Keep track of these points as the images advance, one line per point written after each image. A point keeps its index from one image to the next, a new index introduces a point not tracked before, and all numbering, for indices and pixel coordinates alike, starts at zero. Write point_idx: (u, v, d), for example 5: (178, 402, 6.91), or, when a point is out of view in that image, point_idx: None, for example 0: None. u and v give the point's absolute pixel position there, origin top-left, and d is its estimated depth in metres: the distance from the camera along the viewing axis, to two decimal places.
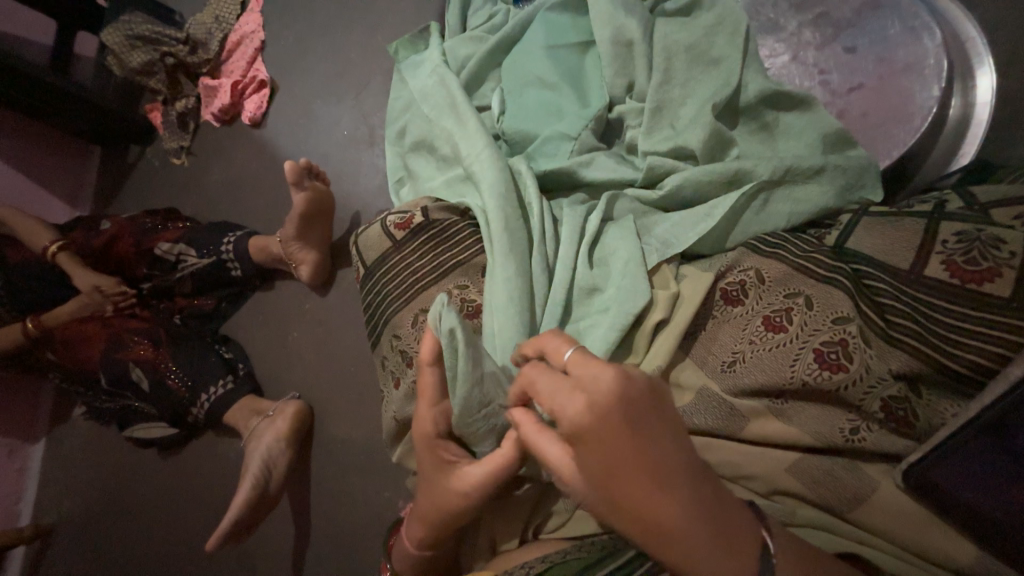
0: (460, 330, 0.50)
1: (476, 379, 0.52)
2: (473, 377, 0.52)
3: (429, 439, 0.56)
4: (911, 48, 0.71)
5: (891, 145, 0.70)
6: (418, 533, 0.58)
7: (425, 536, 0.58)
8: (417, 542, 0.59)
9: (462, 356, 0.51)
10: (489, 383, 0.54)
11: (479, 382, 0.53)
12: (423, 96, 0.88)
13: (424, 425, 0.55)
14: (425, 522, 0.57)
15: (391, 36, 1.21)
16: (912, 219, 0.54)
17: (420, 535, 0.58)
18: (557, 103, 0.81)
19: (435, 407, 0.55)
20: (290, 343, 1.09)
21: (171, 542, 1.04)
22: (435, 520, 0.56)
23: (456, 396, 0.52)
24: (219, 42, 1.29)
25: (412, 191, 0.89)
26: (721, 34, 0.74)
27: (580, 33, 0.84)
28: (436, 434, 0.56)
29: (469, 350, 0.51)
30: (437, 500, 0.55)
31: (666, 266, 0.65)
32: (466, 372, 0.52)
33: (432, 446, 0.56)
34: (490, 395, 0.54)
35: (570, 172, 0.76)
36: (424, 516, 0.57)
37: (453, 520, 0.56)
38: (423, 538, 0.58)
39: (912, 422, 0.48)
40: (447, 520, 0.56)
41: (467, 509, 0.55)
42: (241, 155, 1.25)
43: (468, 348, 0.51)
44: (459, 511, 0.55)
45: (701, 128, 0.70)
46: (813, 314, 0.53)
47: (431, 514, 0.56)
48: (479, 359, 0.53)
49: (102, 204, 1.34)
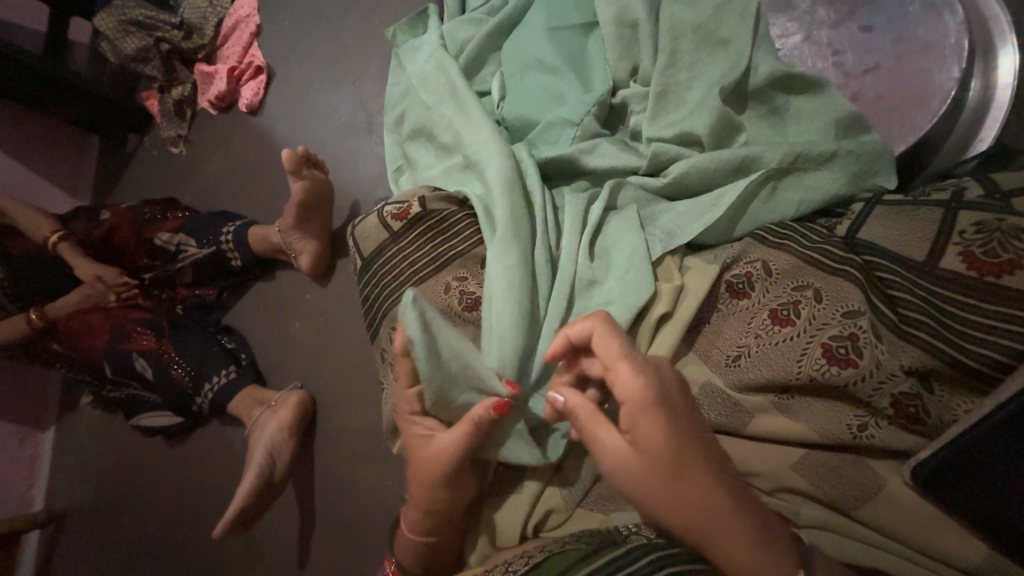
0: (419, 341, 0.52)
1: (438, 370, 0.55)
2: (438, 372, 0.55)
3: (410, 415, 0.60)
4: (931, 26, 0.67)
5: (907, 130, 0.67)
6: (415, 520, 0.58)
7: (420, 522, 0.57)
8: (415, 529, 0.58)
9: (424, 357, 0.53)
10: (459, 367, 0.55)
11: (444, 378, 0.55)
12: (421, 83, 0.86)
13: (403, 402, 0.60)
14: (416, 509, 0.57)
15: (389, 18, 1.17)
16: (928, 208, 0.52)
17: (416, 521, 0.58)
18: (560, 87, 0.78)
19: (412, 387, 0.59)
20: (292, 333, 1.09)
21: (179, 529, 1.06)
22: (428, 507, 0.56)
23: (427, 388, 0.55)
24: (215, 27, 1.26)
25: (411, 179, 0.87)
26: (731, 13, 0.71)
27: (584, 14, 0.81)
28: (414, 410, 0.60)
29: (431, 348, 0.54)
30: (422, 487, 0.55)
31: (670, 258, 0.63)
32: (430, 370, 0.54)
33: (411, 422, 0.60)
34: (457, 376, 0.56)
35: (571, 160, 0.73)
36: (410, 484, 0.58)
37: (447, 508, 0.56)
38: (419, 525, 0.58)
39: (923, 418, 0.47)
40: (436, 503, 0.55)
41: (460, 489, 0.56)
42: (240, 142, 1.23)
43: (428, 347, 0.53)
44: (444, 497, 0.55)
45: (707, 114, 0.67)
46: (822, 307, 0.51)
47: (423, 498, 0.56)
48: (444, 356, 0.55)
49: (102, 194, 1.33)
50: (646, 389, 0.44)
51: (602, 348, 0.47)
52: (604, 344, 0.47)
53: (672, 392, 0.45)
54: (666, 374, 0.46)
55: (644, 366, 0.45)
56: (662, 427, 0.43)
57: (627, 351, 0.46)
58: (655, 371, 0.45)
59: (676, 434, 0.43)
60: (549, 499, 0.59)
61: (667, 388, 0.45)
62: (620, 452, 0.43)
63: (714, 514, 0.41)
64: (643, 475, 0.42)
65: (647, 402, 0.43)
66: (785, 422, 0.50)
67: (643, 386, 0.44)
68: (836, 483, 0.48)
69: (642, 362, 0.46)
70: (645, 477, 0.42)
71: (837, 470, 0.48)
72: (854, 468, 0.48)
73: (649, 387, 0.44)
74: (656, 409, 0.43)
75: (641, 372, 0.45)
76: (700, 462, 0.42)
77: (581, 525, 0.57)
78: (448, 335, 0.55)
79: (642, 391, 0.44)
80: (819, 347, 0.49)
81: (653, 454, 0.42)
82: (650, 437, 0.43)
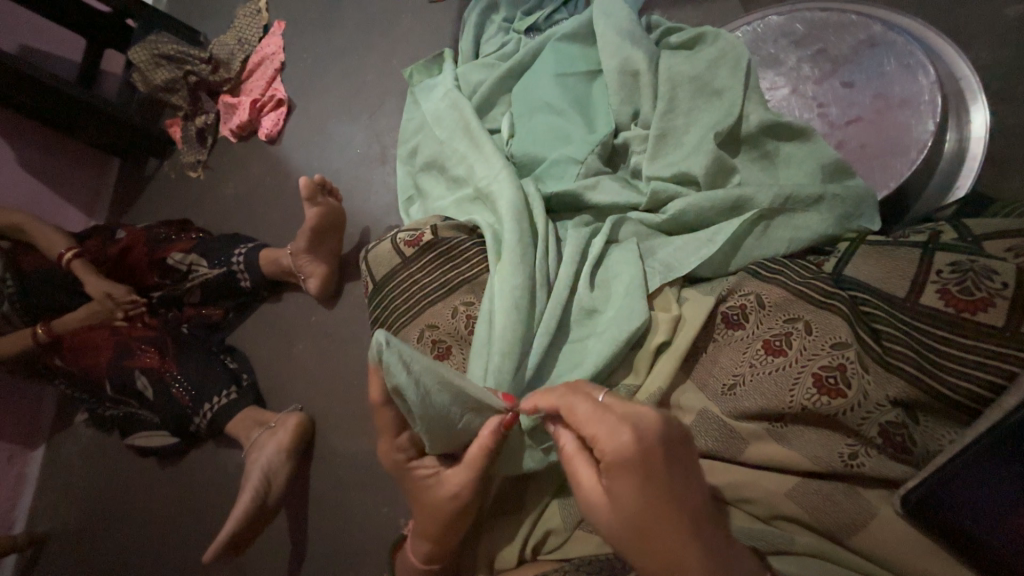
0: (403, 384, 0.51)
1: (430, 407, 0.53)
2: (427, 410, 0.53)
3: (410, 452, 0.61)
4: (906, 84, 0.73)
5: (889, 176, 0.71)
6: (421, 547, 0.59)
7: (428, 548, 0.59)
8: (423, 556, 0.60)
9: (412, 398, 0.51)
10: (449, 399, 0.54)
11: (436, 414, 0.54)
12: (436, 120, 0.92)
13: (395, 455, 0.60)
14: (424, 537, 0.59)
15: (406, 60, 1.25)
16: (907, 249, 0.55)
17: (423, 548, 0.59)
18: (566, 128, 0.84)
19: (401, 433, 0.60)
20: (296, 354, 1.11)
21: (165, 553, 1.04)
22: (438, 534, 0.57)
23: (422, 427, 0.54)
24: (241, 62, 1.35)
25: (422, 209, 0.92)
26: (723, 67, 0.78)
27: (589, 63, 0.88)
28: (408, 456, 0.61)
29: (416, 387, 0.51)
30: (432, 515, 0.57)
31: (668, 289, 0.66)
32: (420, 408, 0.53)
33: (408, 469, 0.61)
34: (452, 403, 0.54)
35: (575, 195, 0.78)
36: (416, 513, 0.60)
37: (455, 531, 0.58)
38: (426, 552, 0.60)
39: (910, 448, 0.49)
40: (444, 529, 0.57)
41: (462, 515, 0.57)
42: (257, 169, 1.29)
43: (414, 386, 0.51)
44: (453, 520, 0.57)
45: (703, 156, 0.72)
46: (812, 339, 0.54)
47: (429, 524, 0.57)
48: (431, 390, 0.52)
49: (118, 214, 1.38)
50: (620, 450, 0.42)
51: (574, 408, 0.47)
52: (572, 408, 0.47)
53: (660, 454, 0.41)
54: (658, 432, 0.42)
55: (621, 422, 0.43)
56: (633, 490, 0.41)
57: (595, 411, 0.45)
58: (641, 430, 0.42)
59: (646, 499, 0.41)
60: (548, 521, 0.59)
61: (648, 452, 0.41)
62: (594, 502, 0.44)
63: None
64: (613, 526, 0.42)
65: (624, 464, 0.41)
66: (778, 450, 0.52)
67: (621, 447, 0.42)
68: (828, 511, 0.49)
69: (618, 421, 0.43)
70: (613, 529, 0.42)
71: (829, 502, 0.50)
72: (846, 497, 0.50)
73: (626, 447, 0.41)
74: (629, 474, 0.41)
75: (619, 430, 0.42)
76: (662, 534, 0.40)
77: (580, 547, 0.57)
78: (432, 365, 0.53)
79: (619, 451, 0.42)
80: (810, 378, 0.52)
81: (621, 513, 0.42)
82: (620, 497, 0.41)
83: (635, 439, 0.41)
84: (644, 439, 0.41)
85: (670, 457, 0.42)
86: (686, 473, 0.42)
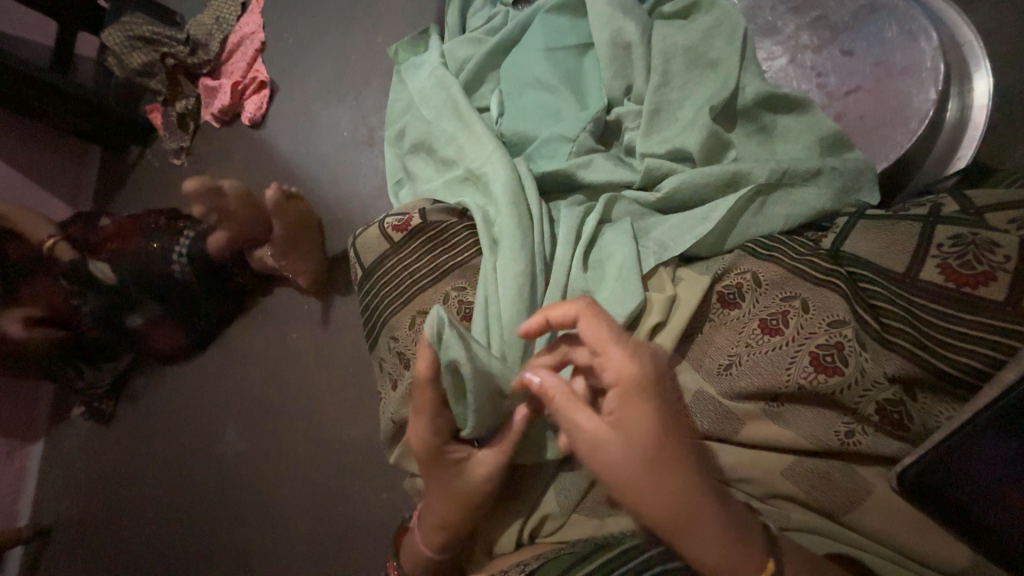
0: (462, 357, 0.51)
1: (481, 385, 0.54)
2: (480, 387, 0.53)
3: (438, 444, 0.56)
4: (907, 51, 0.71)
5: (888, 149, 0.70)
6: (429, 532, 0.58)
7: (438, 535, 0.58)
8: (430, 541, 0.58)
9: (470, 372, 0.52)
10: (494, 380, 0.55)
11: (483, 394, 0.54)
12: (423, 99, 0.89)
13: (427, 438, 0.56)
14: (434, 522, 0.57)
15: (391, 37, 1.21)
16: (907, 223, 0.54)
17: (431, 534, 0.58)
18: (557, 105, 0.81)
19: (438, 416, 0.55)
20: (290, 343, 1.09)
21: (170, 541, 1.04)
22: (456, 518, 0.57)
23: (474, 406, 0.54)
24: (220, 43, 1.29)
25: (411, 192, 0.89)
26: (719, 37, 0.75)
27: (579, 35, 0.84)
28: (442, 443, 0.56)
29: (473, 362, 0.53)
30: (455, 500, 0.56)
31: (663, 269, 0.65)
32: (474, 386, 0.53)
33: (440, 455, 0.56)
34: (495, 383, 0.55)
35: (568, 174, 0.76)
36: (434, 501, 0.57)
37: (469, 515, 0.58)
38: (435, 539, 0.58)
39: (906, 425, 0.48)
40: (462, 513, 0.57)
41: (479, 496, 0.57)
42: (242, 154, 1.26)
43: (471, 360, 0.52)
44: (476, 501, 0.57)
45: (698, 131, 0.70)
46: (810, 317, 0.53)
47: (446, 510, 0.57)
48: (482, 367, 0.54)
49: (101, 204, 1.34)
50: (636, 373, 0.47)
51: (589, 331, 0.48)
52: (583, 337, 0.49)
53: (653, 382, 0.47)
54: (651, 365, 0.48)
55: (633, 351, 0.48)
56: (644, 412, 0.46)
57: (615, 330, 0.49)
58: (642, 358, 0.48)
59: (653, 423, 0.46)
60: (544, 505, 0.59)
61: (652, 376, 0.48)
62: (603, 433, 0.46)
63: (686, 512, 0.44)
64: (624, 456, 0.45)
65: (638, 386, 0.46)
66: (780, 431, 0.51)
67: (635, 371, 0.47)
68: (823, 489, 0.49)
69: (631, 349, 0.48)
70: (627, 459, 0.45)
71: (826, 480, 0.50)
72: (843, 476, 0.49)
73: (638, 372, 0.47)
74: (643, 397, 0.46)
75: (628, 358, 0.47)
76: (672, 460, 0.45)
77: (579, 530, 0.57)
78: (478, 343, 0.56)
79: (635, 375, 0.47)
80: (808, 358, 0.51)
81: (634, 441, 0.45)
82: (633, 424, 0.45)
83: (643, 364, 0.47)
84: (642, 372, 0.47)
85: (658, 386, 0.48)
86: (670, 411, 0.49)
